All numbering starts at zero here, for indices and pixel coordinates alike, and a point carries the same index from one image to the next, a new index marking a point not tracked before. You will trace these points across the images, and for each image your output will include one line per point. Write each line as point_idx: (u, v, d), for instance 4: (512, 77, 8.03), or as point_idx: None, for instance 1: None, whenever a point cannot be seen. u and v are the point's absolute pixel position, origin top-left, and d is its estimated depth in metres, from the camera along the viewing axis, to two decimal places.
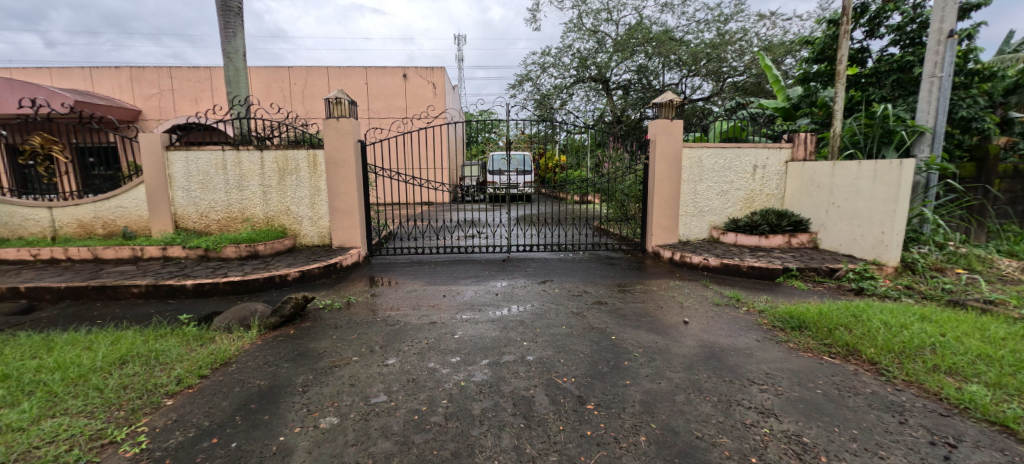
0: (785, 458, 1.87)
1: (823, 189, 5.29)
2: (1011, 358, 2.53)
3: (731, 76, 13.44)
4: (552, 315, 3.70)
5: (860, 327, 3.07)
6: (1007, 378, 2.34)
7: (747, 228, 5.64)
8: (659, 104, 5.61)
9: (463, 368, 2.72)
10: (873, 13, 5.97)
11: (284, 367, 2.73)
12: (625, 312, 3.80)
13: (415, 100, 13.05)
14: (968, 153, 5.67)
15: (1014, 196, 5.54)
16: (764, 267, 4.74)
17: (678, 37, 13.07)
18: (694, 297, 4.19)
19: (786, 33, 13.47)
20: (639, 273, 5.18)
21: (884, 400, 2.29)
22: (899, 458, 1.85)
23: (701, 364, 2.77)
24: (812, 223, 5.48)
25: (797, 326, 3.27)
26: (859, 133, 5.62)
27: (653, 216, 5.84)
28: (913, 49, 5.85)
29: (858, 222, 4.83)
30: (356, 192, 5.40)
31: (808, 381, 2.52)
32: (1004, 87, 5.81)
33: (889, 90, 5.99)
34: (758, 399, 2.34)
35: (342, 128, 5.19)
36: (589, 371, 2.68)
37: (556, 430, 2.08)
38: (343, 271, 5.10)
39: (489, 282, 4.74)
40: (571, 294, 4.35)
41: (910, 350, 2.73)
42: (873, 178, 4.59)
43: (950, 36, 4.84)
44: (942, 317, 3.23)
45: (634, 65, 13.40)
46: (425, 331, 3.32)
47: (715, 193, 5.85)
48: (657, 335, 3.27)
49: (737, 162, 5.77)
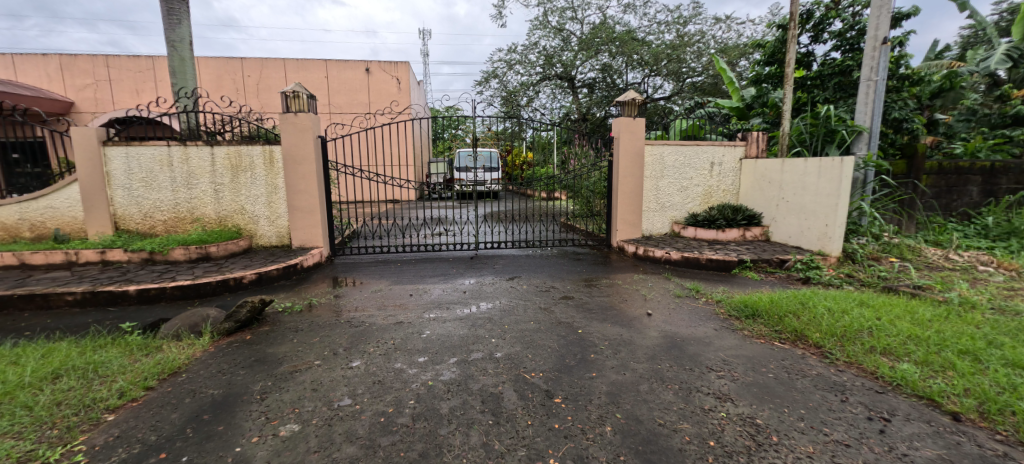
0: (740, 439, 1.96)
1: (773, 185, 5.60)
2: (936, 338, 2.75)
3: (690, 76, 13.87)
4: (520, 311, 3.73)
5: (807, 313, 3.27)
6: (933, 356, 2.55)
7: (706, 223, 5.89)
8: (622, 102, 5.67)
9: (431, 367, 2.69)
10: (817, 19, 6.35)
11: (240, 374, 2.61)
12: (592, 307, 3.87)
13: (378, 95, 12.76)
14: (900, 151, 6.07)
15: (941, 190, 6.00)
16: (721, 259, 4.97)
17: (640, 38, 13.46)
18: (657, 290, 4.33)
19: (740, 36, 14.12)
20: (605, 267, 5.30)
21: (828, 381, 2.45)
22: (841, 434, 1.99)
23: (663, 354, 2.86)
24: (765, 217, 5.79)
25: (751, 314, 3.45)
26: (805, 132, 5.99)
27: (618, 212, 5.96)
28: (853, 54, 6.26)
29: (805, 215, 5.14)
30: (317, 190, 5.22)
31: (761, 366, 2.66)
32: (930, 91, 6.34)
33: (831, 92, 6.42)
34: (716, 385, 2.45)
35: (300, 122, 5.00)
36: (557, 365, 2.72)
37: (525, 425, 2.09)
38: (303, 272, 4.92)
39: (456, 281, 4.70)
40: (539, 290, 4.37)
41: (851, 334, 2.92)
42: (817, 174, 4.91)
43: (884, 43, 5.19)
44: (878, 301, 3.50)
45: (598, 64, 13.68)
46: (392, 332, 3.26)
47: (676, 190, 6.05)
48: (622, 327, 3.35)
49: (695, 159, 5.99)
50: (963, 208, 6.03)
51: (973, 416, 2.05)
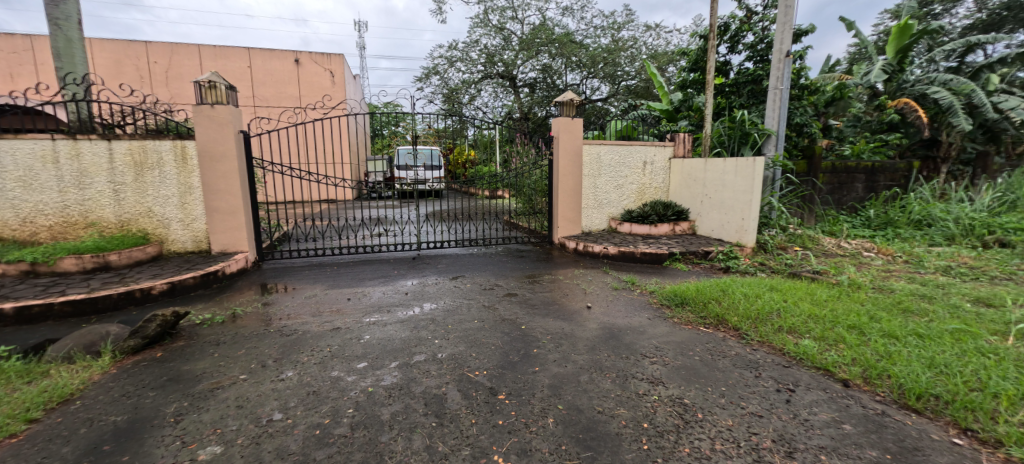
0: (670, 419, 2.10)
1: (698, 182, 6.04)
2: (831, 316, 3.13)
3: (625, 79, 14.50)
4: (464, 310, 3.72)
5: (727, 299, 3.58)
6: (828, 332, 2.90)
7: (640, 218, 6.21)
8: (561, 102, 5.82)
9: (370, 373, 2.60)
10: (733, 32, 6.92)
11: (150, 397, 2.36)
12: (534, 302, 3.95)
13: (309, 88, 12.10)
14: (802, 152, 6.80)
15: (836, 186, 6.80)
16: (653, 253, 5.27)
17: (578, 40, 13.89)
18: (596, 283, 4.51)
19: (668, 44, 15.05)
20: (547, 264, 5.43)
21: (745, 360, 2.69)
22: (756, 406, 2.19)
23: (602, 345, 2.99)
24: (691, 212, 6.22)
25: (680, 302, 3.71)
26: (725, 135, 6.52)
27: (559, 209, 6.12)
28: (763, 64, 6.91)
29: (725, 210, 5.59)
30: (240, 190, 4.86)
31: (688, 350, 2.87)
32: (825, 100, 7.17)
33: (746, 98, 7.04)
34: (649, 370, 2.60)
35: (218, 116, 4.62)
36: (500, 362, 2.75)
37: (469, 424, 2.10)
38: (225, 280, 4.55)
39: (397, 282, 4.58)
40: (482, 288, 4.38)
41: (763, 316, 3.24)
42: (735, 172, 5.36)
43: (787, 56, 5.79)
44: (786, 286, 3.91)
45: (539, 64, 13.94)
46: (328, 338, 3.11)
47: (613, 187, 6.32)
48: (563, 321, 3.46)
49: (630, 158, 6.29)
50: (852, 201, 6.88)
51: (859, 381, 2.36)
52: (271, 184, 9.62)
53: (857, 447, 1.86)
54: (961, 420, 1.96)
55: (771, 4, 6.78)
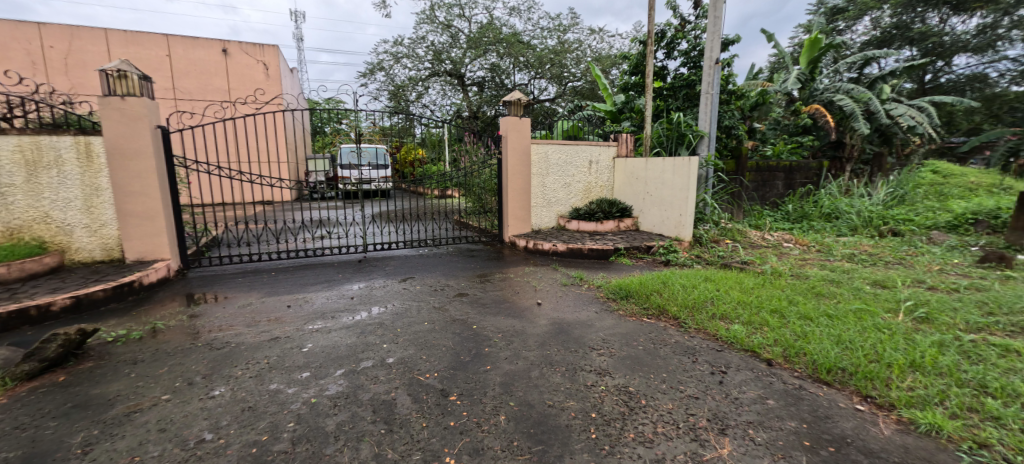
0: (617, 408, 2.20)
1: (640, 181, 6.33)
2: (757, 302, 3.42)
3: (571, 81, 14.81)
4: (413, 313, 3.65)
5: (667, 290, 3.80)
6: (754, 316, 3.16)
7: (587, 216, 6.40)
8: (508, 102, 5.86)
9: (314, 383, 2.49)
10: (669, 39, 7.32)
11: (52, 427, 2.11)
12: (485, 301, 3.96)
13: (239, 81, 11.31)
14: (731, 152, 7.33)
15: (761, 184, 7.39)
16: (600, 249, 5.47)
17: (525, 41, 14.05)
18: (546, 280, 4.60)
19: (612, 47, 15.63)
20: (498, 262, 5.46)
21: (683, 347, 2.87)
22: (693, 389, 2.35)
23: (552, 340, 3.06)
24: (634, 209, 6.51)
25: (624, 295, 3.88)
26: (663, 136, 6.87)
27: (508, 208, 6.16)
28: (696, 70, 7.37)
29: (665, 207, 5.91)
30: (159, 191, 4.45)
31: (632, 340, 3.01)
32: (750, 104, 7.78)
33: (681, 102, 7.48)
34: (597, 362, 2.70)
35: (130, 109, 4.22)
36: (452, 362, 2.73)
37: (419, 428, 2.07)
38: (144, 291, 4.15)
39: (342, 286, 4.41)
40: (432, 289, 4.32)
41: (698, 304, 3.47)
42: (673, 171, 5.68)
43: (716, 63, 6.22)
44: (719, 276, 4.21)
45: (487, 63, 13.96)
46: (265, 350, 2.94)
47: (560, 186, 6.47)
48: (514, 319, 3.50)
49: (576, 158, 6.46)
50: (774, 197, 7.52)
51: (780, 360, 2.59)
52: (195, 184, 8.90)
53: (779, 420, 2.05)
54: (862, 389, 2.22)
55: (702, 14, 7.25)
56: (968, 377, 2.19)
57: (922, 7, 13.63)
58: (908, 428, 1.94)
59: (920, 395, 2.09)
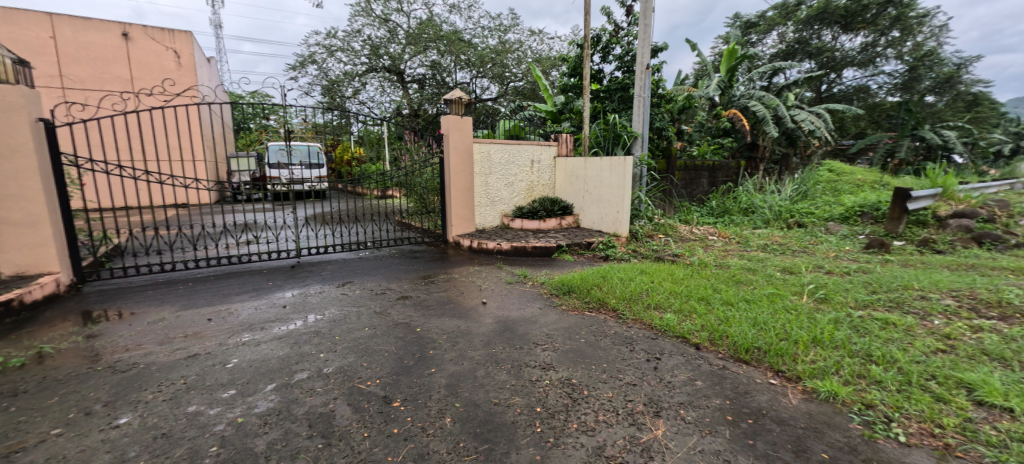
0: (561, 400, 2.25)
1: (580, 179, 6.53)
2: (687, 291, 3.66)
3: (512, 81, 14.91)
4: (353, 319, 3.49)
5: (606, 284, 3.95)
6: (685, 305, 3.38)
7: (530, 214, 6.49)
8: (449, 100, 5.78)
9: (240, 402, 2.31)
10: (604, 43, 7.61)
11: None
12: (429, 303, 3.88)
13: (145, 70, 10.26)
14: (662, 152, 7.77)
15: (690, 182, 7.91)
16: (543, 246, 5.57)
17: (466, 39, 13.96)
18: (490, 279, 4.60)
19: (551, 50, 16.00)
20: (441, 263, 5.38)
21: (622, 337, 3.00)
22: (631, 376, 2.47)
23: (497, 339, 3.06)
24: (575, 207, 6.70)
25: (567, 291, 3.98)
26: (600, 136, 7.13)
27: (451, 208, 6.09)
28: (629, 74, 7.72)
29: (603, 204, 6.14)
30: (43, 194, 3.90)
31: (575, 334, 3.10)
32: (678, 108, 8.30)
33: (617, 104, 7.80)
34: (542, 357, 2.75)
35: (3, 99, 3.66)
36: (394, 368, 2.65)
37: (360, 438, 1.99)
38: (27, 311, 3.61)
39: (272, 295, 4.12)
40: (373, 293, 4.16)
41: (635, 296, 3.65)
42: (611, 169, 5.92)
43: (647, 68, 6.56)
44: (653, 268, 4.46)
45: (427, 60, 13.73)
46: (182, 369, 2.67)
47: (503, 185, 6.50)
48: (459, 319, 3.46)
49: (518, 157, 6.52)
50: (701, 194, 8.08)
51: (706, 343, 2.79)
52: (90, 184, 7.83)
53: (706, 399, 2.20)
54: (775, 365, 2.45)
55: (634, 21, 7.61)
56: (858, 348, 2.49)
57: (818, 25, 15.27)
58: (812, 396, 2.17)
59: (821, 367, 2.35)
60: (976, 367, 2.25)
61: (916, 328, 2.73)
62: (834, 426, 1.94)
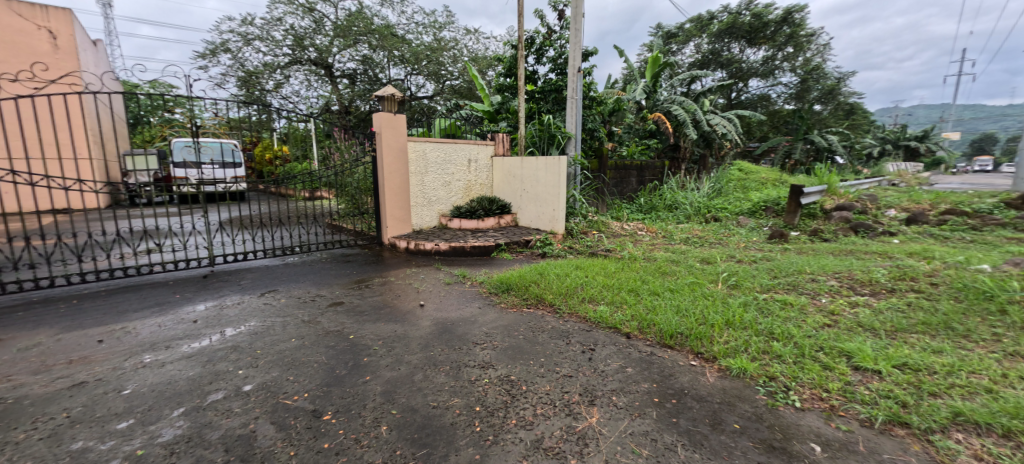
0: (500, 398, 2.27)
1: (517, 178, 6.62)
2: (619, 284, 3.85)
3: (449, 79, 14.70)
4: (277, 330, 3.26)
5: (543, 281, 4.04)
6: (617, 297, 3.55)
7: (468, 214, 6.45)
8: (381, 97, 5.58)
9: (141, 432, 2.06)
10: (537, 45, 7.76)
11: None
12: (363, 309, 3.72)
13: (11, 51, 8.80)
14: (594, 152, 8.09)
15: (621, 180, 8.31)
16: (482, 245, 5.58)
17: (399, 35, 13.55)
18: (429, 281, 4.51)
19: (487, 49, 16.02)
20: (376, 266, 5.19)
21: (559, 331, 3.09)
22: (568, 368, 2.55)
23: (435, 341, 3.01)
24: (512, 205, 6.77)
25: (505, 289, 4.02)
26: (536, 136, 7.26)
27: (386, 209, 5.88)
28: (563, 76, 7.95)
29: (539, 202, 6.27)
30: None
31: (514, 331, 3.13)
32: (608, 110, 8.68)
33: (551, 105, 8.00)
34: (481, 356, 2.75)
35: None
36: (325, 379, 2.51)
37: (286, 458, 1.86)
38: None
39: (181, 309, 3.72)
40: (301, 301, 3.91)
41: (571, 291, 3.77)
42: (546, 168, 6.07)
43: (578, 72, 6.80)
44: (588, 264, 4.63)
45: (358, 54, 13.16)
46: (66, 400, 2.33)
47: (440, 185, 6.40)
48: (395, 323, 3.36)
49: (455, 156, 6.45)
50: (630, 192, 8.53)
51: (636, 332, 2.95)
52: None
53: (636, 384, 2.33)
54: (695, 348, 2.65)
55: (565, 25, 7.85)
56: (763, 327, 2.76)
57: (728, 38, 16.77)
58: (726, 374, 2.38)
59: (733, 346, 2.58)
60: (854, 337, 2.59)
61: (808, 307, 3.10)
62: (744, 399, 2.14)
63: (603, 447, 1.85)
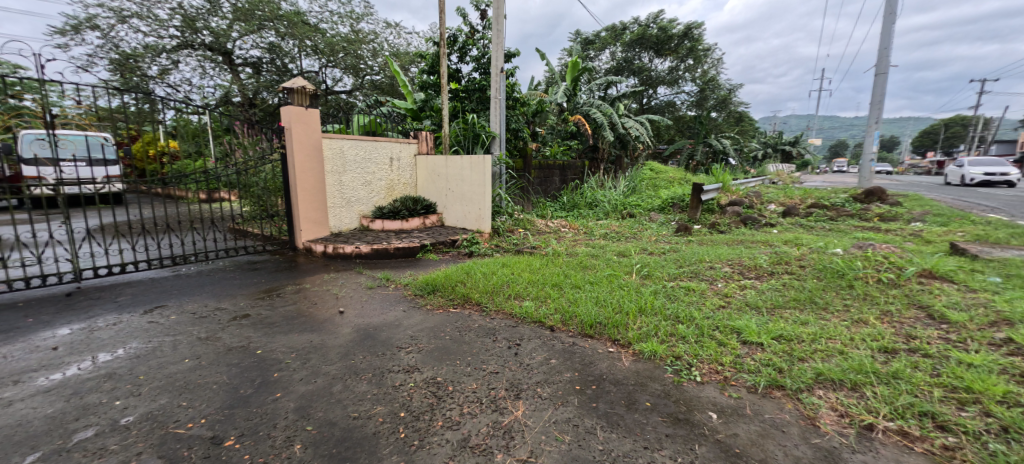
0: (426, 401, 2.23)
1: (441, 178, 6.53)
2: (543, 279, 3.97)
3: (368, 74, 14.06)
4: (168, 350, 2.89)
5: (470, 280, 4.04)
6: (541, 292, 3.66)
7: (391, 214, 6.23)
8: (290, 89, 5.19)
9: None
10: (460, 43, 7.72)
11: None
12: (274, 320, 3.43)
13: None
14: (518, 152, 8.24)
15: (544, 180, 8.57)
16: (406, 247, 5.43)
17: (312, 23, 12.67)
18: (349, 286, 4.28)
19: (409, 45, 15.58)
20: (289, 273, 4.81)
21: (486, 329, 3.11)
22: (494, 365, 2.58)
23: (356, 348, 2.88)
24: (438, 205, 6.67)
25: (431, 290, 3.95)
26: (460, 135, 7.21)
27: (299, 210, 5.47)
28: (486, 76, 7.99)
29: (465, 201, 6.26)
30: None
31: (440, 332, 3.09)
32: (532, 111, 8.90)
33: (475, 104, 8.00)
34: (405, 361, 2.68)
35: None
36: (227, 401, 2.28)
37: None
38: None
39: (39, 335, 3.15)
40: (198, 317, 3.50)
41: (497, 288, 3.81)
42: (471, 167, 6.08)
43: (501, 72, 6.88)
44: (514, 261, 4.72)
45: (263, 42, 12.08)
46: None
47: (360, 184, 6.10)
48: (311, 333, 3.15)
49: (375, 154, 6.19)
50: (554, 191, 8.83)
51: (559, 325, 3.07)
52: None
53: (559, 374, 2.43)
54: (612, 335, 2.82)
55: (488, 25, 7.89)
56: (671, 312, 3.02)
57: (638, 48, 18.05)
58: (639, 357, 2.57)
59: (645, 331, 2.79)
60: (742, 315, 2.94)
61: (707, 291, 3.45)
62: (654, 379, 2.33)
63: (528, 439, 1.90)
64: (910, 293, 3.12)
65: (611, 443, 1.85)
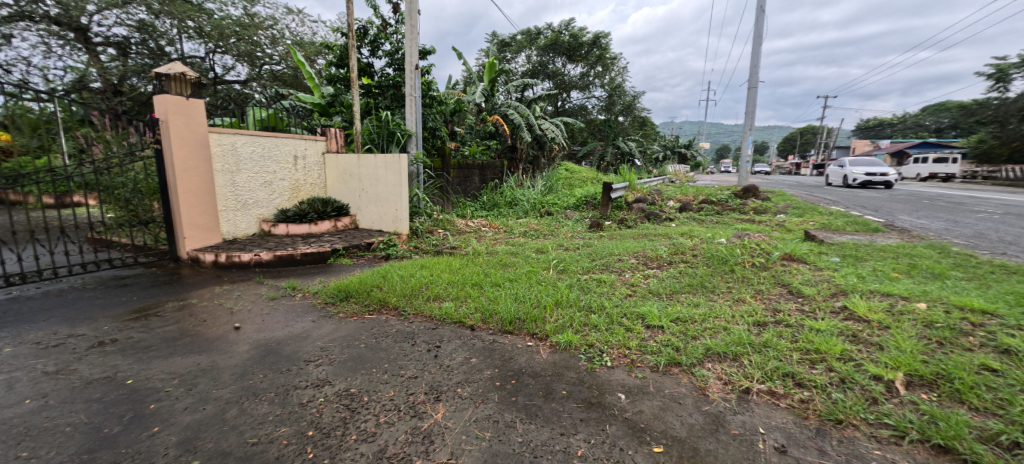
0: (337, 416, 2.08)
1: (353, 177, 6.18)
2: (463, 279, 3.93)
3: (267, 63, 12.85)
4: (2, 392, 2.37)
5: (386, 284, 3.87)
6: (461, 292, 3.62)
7: (296, 218, 5.74)
8: (165, 75, 4.56)
9: None
10: (371, 37, 7.37)
11: None
12: (151, 343, 2.97)
13: None
14: (436, 151, 8.09)
15: (463, 180, 8.51)
16: (315, 252, 5.04)
17: (195, 3, 11.23)
18: (247, 298, 3.87)
19: (315, 35, 14.54)
20: (171, 287, 4.21)
21: (404, 333, 3.00)
22: (413, 369, 2.49)
23: (255, 367, 2.60)
24: (350, 207, 6.30)
25: (344, 297, 3.71)
26: (374, 133, 6.89)
27: (182, 215, 4.82)
28: (399, 72, 7.72)
29: (380, 202, 5.99)
30: None
31: (354, 341, 2.92)
32: (449, 110, 8.79)
33: (389, 100, 7.70)
34: (314, 375, 2.48)
35: None
36: (87, 444, 1.93)
37: None
38: None
39: None
40: (47, 347, 2.92)
41: (415, 291, 3.70)
42: (385, 167, 5.84)
43: (416, 69, 6.70)
44: (432, 262, 4.62)
45: (131, 19, 10.44)
46: None
47: (258, 185, 5.54)
48: (199, 354, 2.78)
49: (276, 152, 5.66)
50: (473, 190, 8.81)
51: (480, 324, 3.06)
52: None
53: (479, 373, 2.42)
54: (530, 330, 2.88)
55: (401, 20, 7.64)
56: (586, 304, 3.17)
57: (552, 53, 18.74)
58: (556, 348, 2.65)
59: (561, 324, 2.89)
60: (647, 302, 3.18)
61: (617, 282, 3.68)
62: (570, 368, 2.42)
63: (447, 441, 1.87)
64: (777, 273, 3.62)
65: (530, 434, 1.88)
